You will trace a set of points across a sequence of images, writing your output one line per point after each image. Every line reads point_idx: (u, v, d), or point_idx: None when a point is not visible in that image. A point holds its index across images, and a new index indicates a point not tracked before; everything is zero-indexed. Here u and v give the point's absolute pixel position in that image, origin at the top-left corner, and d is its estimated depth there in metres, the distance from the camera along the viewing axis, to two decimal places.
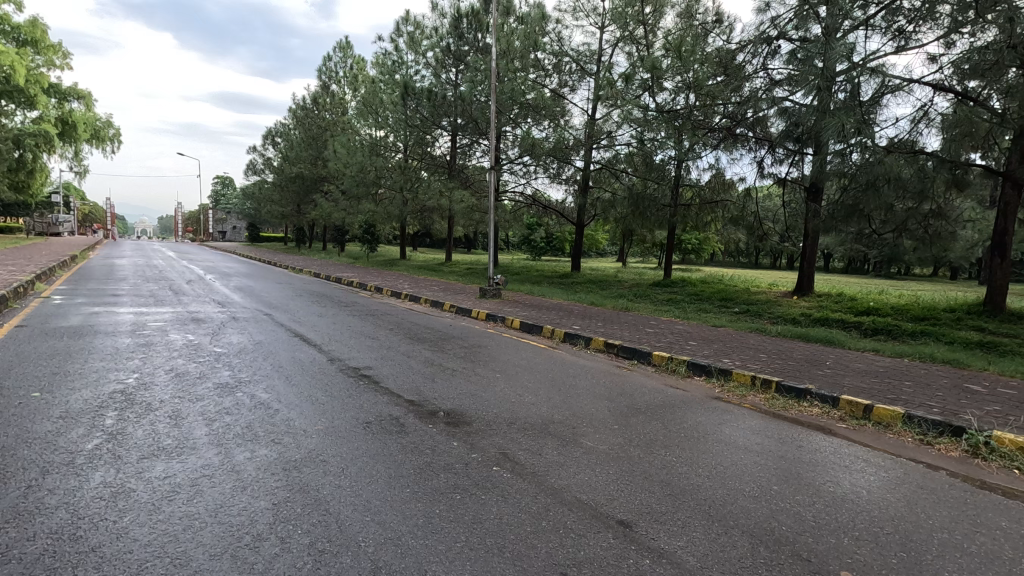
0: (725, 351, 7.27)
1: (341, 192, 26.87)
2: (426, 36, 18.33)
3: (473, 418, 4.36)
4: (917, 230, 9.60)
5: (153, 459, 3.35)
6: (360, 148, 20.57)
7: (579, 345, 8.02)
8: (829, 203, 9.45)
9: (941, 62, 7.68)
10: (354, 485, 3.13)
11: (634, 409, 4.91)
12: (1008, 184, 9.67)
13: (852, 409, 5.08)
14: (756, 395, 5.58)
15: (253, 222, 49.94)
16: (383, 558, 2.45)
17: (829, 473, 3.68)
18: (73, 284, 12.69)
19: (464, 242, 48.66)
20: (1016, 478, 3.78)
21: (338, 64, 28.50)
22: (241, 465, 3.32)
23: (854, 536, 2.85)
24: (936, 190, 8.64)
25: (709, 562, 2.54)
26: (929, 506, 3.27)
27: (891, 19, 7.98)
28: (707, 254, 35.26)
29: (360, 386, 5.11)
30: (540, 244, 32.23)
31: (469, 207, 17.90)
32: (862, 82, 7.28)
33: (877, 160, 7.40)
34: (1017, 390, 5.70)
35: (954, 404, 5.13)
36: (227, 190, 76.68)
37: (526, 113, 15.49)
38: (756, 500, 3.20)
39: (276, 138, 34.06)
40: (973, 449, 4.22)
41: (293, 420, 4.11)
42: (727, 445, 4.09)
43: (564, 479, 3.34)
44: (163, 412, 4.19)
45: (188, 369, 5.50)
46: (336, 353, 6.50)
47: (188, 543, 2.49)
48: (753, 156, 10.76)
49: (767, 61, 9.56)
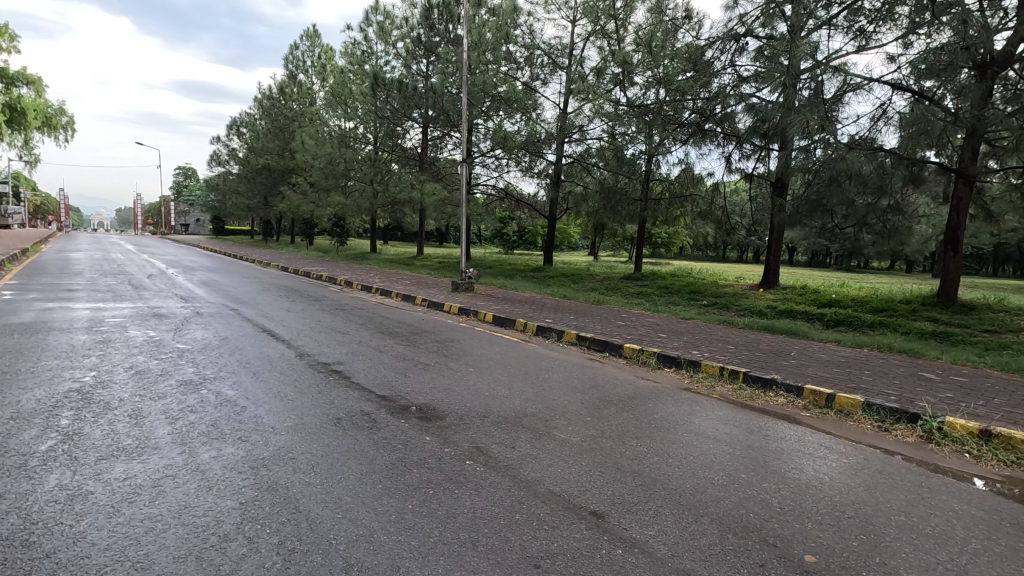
0: (694, 343, 7.40)
1: (309, 184, 26.26)
2: (396, 26, 18.04)
3: (446, 412, 4.34)
4: (876, 225, 9.81)
5: (113, 459, 3.24)
6: (328, 140, 20.34)
7: (552, 337, 8.04)
8: (794, 198, 9.70)
9: (900, 61, 7.93)
10: (325, 482, 3.07)
11: (606, 401, 4.96)
12: (961, 181, 10.03)
13: (815, 399, 5.23)
14: (724, 386, 5.70)
15: (218, 214, 48.31)
16: (355, 555, 2.41)
17: (794, 460, 3.79)
18: (25, 279, 11.94)
19: (437, 236, 48.49)
20: (969, 463, 3.95)
21: (305, 53, 27.72)
22: (206, 465, 3.22)
23: (818, 521, 2.94)
24: (895, 186, 8.92)
25: (680, 551, 2.59)
26: (887, 490, 3.40)
27: (853, 19, 8.30)
28: (677, 246, 35.81)
29: (331, 382, 5.01)
30: (513, 237, 32.03)
31: (441, 201, 17.71)
32: (825, 80, 7.46)
33: (840, 156, 7.65)
34: (968, 378, 5.96)
35: (910, 392, 5.35)
36: (190, 181, 74.26)
37: (498, 106, 15.54)
38: (724, 489, 3.27)
39: (241, 129, 33.21)
40: (927, 434, 4.41)
41: (261, 418, 4.00)
42: (697, 436, 4.16)
43: (538, 472, 3.35)
44: (122, 411, 4.03)
45: (150, 367, 5.28)
46: (305, 348, 6.35)
47: (151, 546, 2.41)
48: (722, 151, 10.98)
49: (735, 58, 9.76)
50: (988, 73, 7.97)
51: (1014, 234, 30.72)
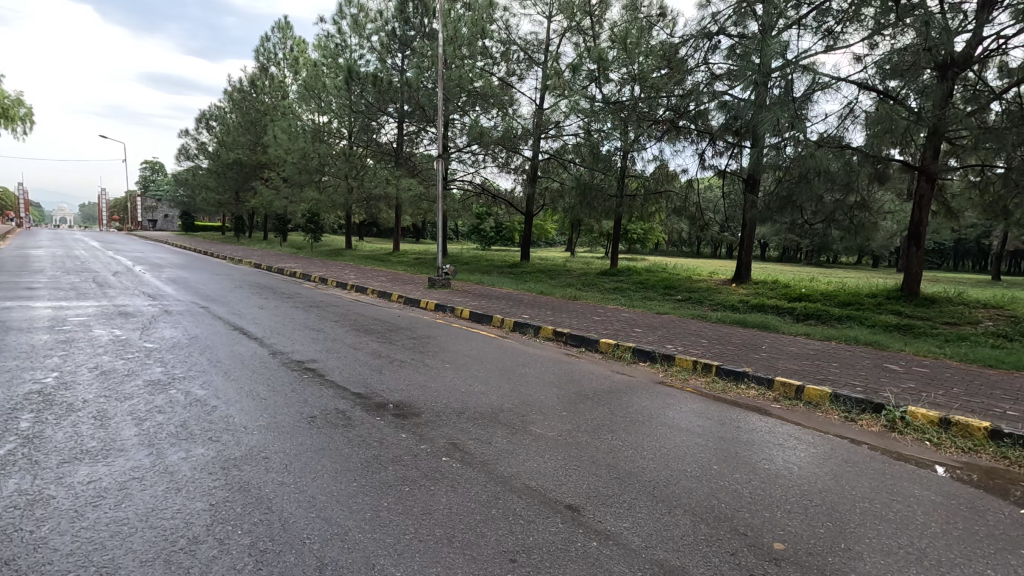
0: (669, 337, 7.52)
1: (282, 180, 25.78)
2: (371, 19, 17.78)
3: (422, 409, 4.32)
4: (843, 221, 10.07)
5: (77, 463, 3.14)
6: (301, 134, 19.91)
7: (529, 333, 8.07)
8: (764, 195, 9.91)
9: (866, 61, 8.13)
10: (298, 481, 3.03)
11: (582, 395, 5.01)
12: (923, 178, 10.35)
13: (785, 391, 5.35)
14: (698, 379, 5.81)
15: (187, 210, 47.13)
16: (329, 554, 2.39)
17: (765, 451, 3.88)
18: None
19: (414, 232, 48.37)
20: (930, 451, 4.09)
21: (276, 45, 27.08)
22: (174, 466, 3.15)
23: (786, 510, 3.02)
24: (861, 183, 9.17)
25: (653, 541, 2.63)
26: (853, 478, 3.51)
27: (822, 20, 8.50)
28: (652, 242, 36.36)
29: (305, 380, 4.95)
30: (490, 233, 32.12)
31: (417, 196, 17.56)
32: (795, 79, 7.60)
33: (809, 153, 7.84)
34: (928, 368, 6.20)
35: (875, 382, 5.54)
36: (157, 176, 72.28)
37: (474, 102, 15.42)
38: (696, 480, 3.33)
39: (211, 122, 32.47)
40: (891, 424, 4.56)
41: (232, 418, 3.92)
42: (671, 429, 4.23)
43: (514, 466, 3.37)
44: (87, 412, 3.92)
45: (115, 367, 5.13)
46: (279, 346, 6.25)
47: (116, 550, 2.35)
48: (695, 148, 11.11)
49: (708, 56, 9.92)
50: (949, 73, 8.22)
51: (973, 229, 32.05)
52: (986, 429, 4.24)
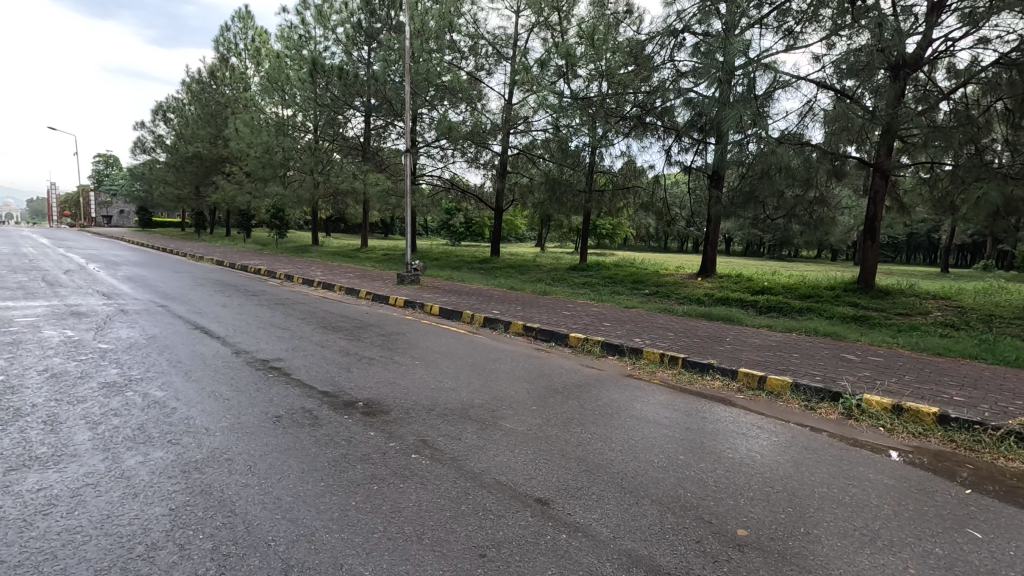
0: (636, 331, 7.63)
1: (245, 174, 25.07)
2: (336, 11, 17.45)
3: (392, 406, 4.28)
4: (804, 215, 10.36)
5: (25, 471, 2.99)
6: (264, 127, 19.40)
7: (499, 328, 8.06)
8: (729, 190, 10.12)
9: (824, 61, 8.38)
10: (263, 483, 2.96)
11: (552, 390, 5.04)
12: (878, 174, 10.72)
13: (748, 380, 5.50)
14: (665, 371, 5.92)
15: (144, 204, 45.33)
16: (296, 556, 2.34)
17: (729, 440, 3.98)
18: None
19: (384, 228, 47.76)
20: (884, 436, 4.26)
21: (237, 35, 26.25)
22: (132, 470, 3.04)
23: (750, 497, 3.10)
24: (820, 179, 9.45)
25: (621, 532, 2.67)
26: (812, 465, 3.63)
27: (782, 20, 8.72)
28: (622, 236, 36.77)
29: (269, 379, 4.83)
30: (460, 228, 32.00)
31: (385, 191, 17.33)
32: (757, 77, 7.78)
33: (770, 151, 8.06)
34: (882, 358, 6.45)
35: (833, 371, 5.75)
36: (111, 170, 69.21)
37: (442, 96, 15.27)
38: (664, 470, 3.39)
39: (169, 114, 31.38)
40: (848, 411, 4.73)
41: (193, 419, 3.81)
42: (639, 421, 4.30)
43: (484, 462, 3.36)
44: (36, 417, 3.75)
45: (67, 369, 4.92)
46: (244, 345, 6.09)
47: (69, 559, 2.26)
48: (662, 144, 11.28)
49: (674, 53, 10.05)
50: (902, 74, 8.54)
51: (923, 225, 33.46)
52: (935, 414, 4.44)
